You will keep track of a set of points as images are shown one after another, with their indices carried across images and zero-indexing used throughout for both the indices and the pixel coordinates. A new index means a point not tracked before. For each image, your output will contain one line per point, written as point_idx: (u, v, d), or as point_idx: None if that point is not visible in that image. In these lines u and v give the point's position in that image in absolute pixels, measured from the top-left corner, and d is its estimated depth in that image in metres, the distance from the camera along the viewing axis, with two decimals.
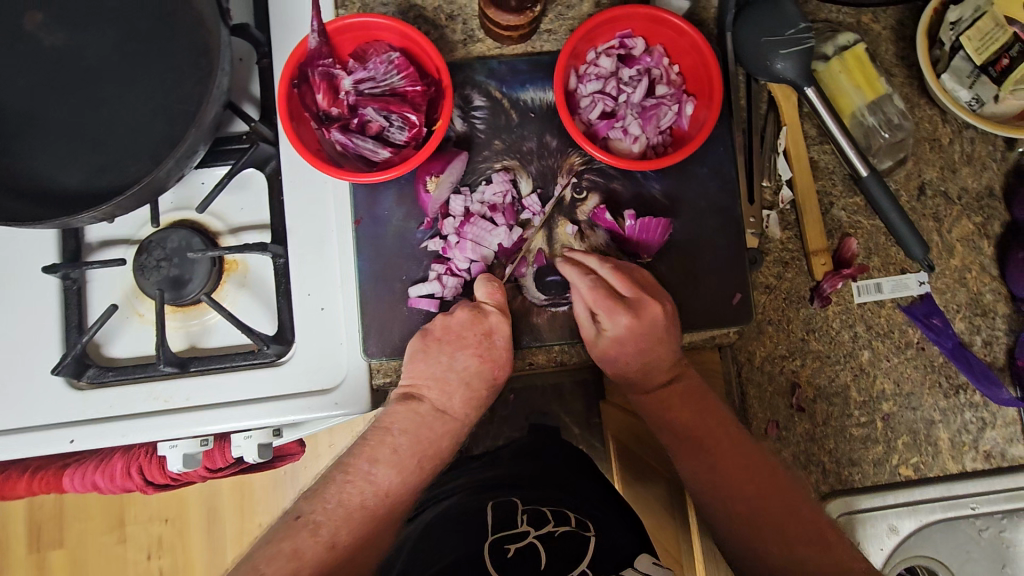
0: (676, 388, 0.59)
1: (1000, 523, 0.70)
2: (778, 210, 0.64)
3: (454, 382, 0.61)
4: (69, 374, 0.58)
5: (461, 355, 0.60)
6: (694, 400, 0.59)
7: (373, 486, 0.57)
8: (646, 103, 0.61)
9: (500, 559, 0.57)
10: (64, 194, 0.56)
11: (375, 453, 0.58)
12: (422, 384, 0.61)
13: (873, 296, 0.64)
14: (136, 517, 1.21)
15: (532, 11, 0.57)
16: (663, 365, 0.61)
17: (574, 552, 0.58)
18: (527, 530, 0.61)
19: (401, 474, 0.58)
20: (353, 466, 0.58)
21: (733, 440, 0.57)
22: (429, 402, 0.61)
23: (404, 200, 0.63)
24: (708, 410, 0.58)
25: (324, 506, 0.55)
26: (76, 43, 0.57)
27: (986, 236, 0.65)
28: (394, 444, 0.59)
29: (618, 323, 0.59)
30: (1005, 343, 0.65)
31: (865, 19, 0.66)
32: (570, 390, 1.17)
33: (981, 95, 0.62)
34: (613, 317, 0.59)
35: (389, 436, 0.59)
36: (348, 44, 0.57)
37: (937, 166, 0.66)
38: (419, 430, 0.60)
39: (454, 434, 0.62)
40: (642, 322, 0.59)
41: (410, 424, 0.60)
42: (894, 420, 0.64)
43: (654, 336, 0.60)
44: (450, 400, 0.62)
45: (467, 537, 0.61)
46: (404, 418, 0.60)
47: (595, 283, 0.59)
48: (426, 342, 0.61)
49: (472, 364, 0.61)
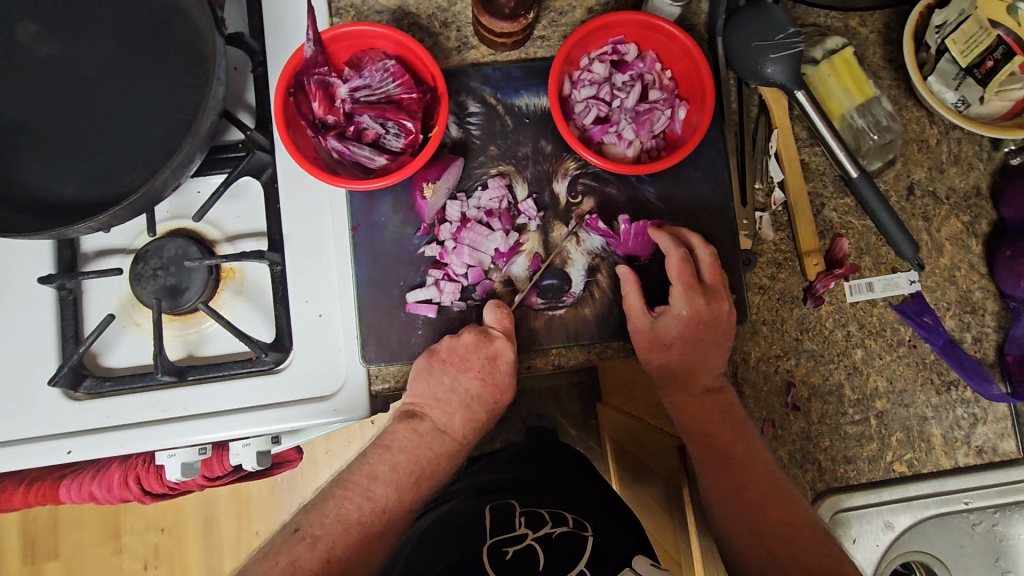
0: (714, 400, 0.62)
1: (993, 517, 0.71)
2: (770, 211, 0.65)
3: (455, 403, 0.62)
4: (66, 385, 0.58)
5: (464, 378, 0.61)
6: (733, 416, 0.61)
7: (370, 502, 0.58)
8: (640, 108, 0.62)
9: (499, 561, 0.57)
10: (61, 205, 0.56)
11: (372, 471, 0.60)
12: (423, 404, 0.62)
13: (864, 295, 0.65)
14: (133, 527, 1.20)
15: (525, 18, 0.57)
16: (710, 371, 0.62)
17: (573, 552, 0.58)
18: (525, 533, 0.61)
19: (399, 491, 0.60)
20: (353, 482, 0.59)
21: (761, 470, 0.59)
22: (430, 421, 0.62)
23: (400, 206, 0.63)
24: (738, 433, 0.60)
25: (323, 520, 0.56)
26: (70, 53, 0.57)
27: (974, 234, 0.67)
28: (394, 461, 0.60)
29: (688, 306, 0.61)
30: (995, 340, 0.66)
31: (852, 23, 0.67)
32: (567, 392, 1.17)
33: (967, 97, 0.64)
34: (682, 300, 0.61)
35: (389, 454, 0.61)
36: (343, 52, 0.58)
37: (925, 167, 0.67)
38: (417, 450, 0.61)
39: (453, 439, 0.62)
40: (703, 317, 0.61)
41: (411, 443, 0.61)
42: (888, 417, 0.65)
43: (715, 339, 0.62)
44: (450, 420, 0.62)
45: (465, 540, 0.62)
46: (404, 437, 0.62)
47: (677, 264, 0.61)
48: (431, 362, 0.61)
49: (473, 386, 0.62)
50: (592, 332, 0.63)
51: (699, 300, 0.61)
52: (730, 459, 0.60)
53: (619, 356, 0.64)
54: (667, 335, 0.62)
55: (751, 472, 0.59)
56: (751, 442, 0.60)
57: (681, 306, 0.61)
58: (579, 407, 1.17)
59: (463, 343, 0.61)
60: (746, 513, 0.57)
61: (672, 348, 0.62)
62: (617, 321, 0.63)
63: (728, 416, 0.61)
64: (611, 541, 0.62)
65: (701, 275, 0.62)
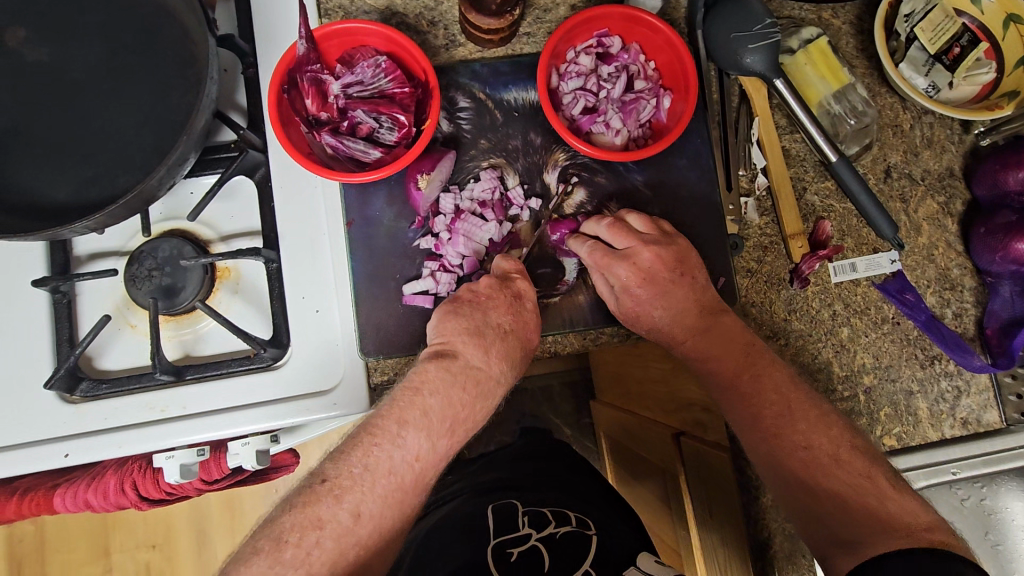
0: (729, 332, 0.61)
1: (980, 491, 0.72)
2: (754, 197, 0.67)
3: (490, 336, 0.59)
4: (61, 389, 0.58)
5: (495, 314, 0.59)
6: (749, 351, 0.61)
7: (402, 450, 0.54)
8: (626, 98, 0.63)
9: (504, 563, 0.58)
10: (54, 209, 0.56)
11: (402, 415, 0.55)
12: (456, 341, 0.59)
13: (849, 275, 0.67)
14: (123, 545, 1.18)
15: (511, 14, 0.59)
16: (690, 313, 0.63)
17: (578, 550, 0.59)
18: (529, 533, 0.62)
19: (431, 438, 0.56)
20: (381, 428, 0.55)
21: (777, 394, 0.59)
22: (463, 359, 0.58)
23: (395, 200, 0.64)
24: (748, 367, 0.60)
25: (352, 470, 0.53)
26: (59, 57, 0.58)
27: (950, 214, 0.69)
28: (425, 405, 0.56)
29: (629, 270, 0.61)
30: (974, 315, 0.68)
31: (825, 14, 0.70)
32: (559, 391, 1.19)
33: (936, 82, 0.67)
34: (616, 270, 0.61)
35: (420, 398, 0.56)
36: (334, 50, 0.59)
37: (901, 150, 0.69)
38: (449, 391, 0.57)
39: (490, 395, 0.59)
40: (644, 270, 0.61)
41: (441, 385, 0.57)
42: (875, 393, 0.67)
43: (682, 277, 0.63)
44: (486, 356, 0.59)
45: (471, 539, 0.63)
46: (435, 378, 0.57)
47: (596, 248, 0.62)
48: (457, 305, 0.60)
49: (505, 322, 0.60)
50: (587, 318, 0.65)
51: (664, 252, 0.62)
52: (743, 393, 0.60)
53: (614, 340, 0.66)
54: (651, 297, 0.62)
55: (765, 399, 0.59)
56: (763, 370, 0.60)
57: (627, 268, 0.61)
58: (572, 406, 1.19)
59: (496, 300, 0.60)
60: (762, 440, 0.58)
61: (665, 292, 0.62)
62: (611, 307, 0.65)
63: (734, 346, 0.61)
64: (615, 538, 0.63)
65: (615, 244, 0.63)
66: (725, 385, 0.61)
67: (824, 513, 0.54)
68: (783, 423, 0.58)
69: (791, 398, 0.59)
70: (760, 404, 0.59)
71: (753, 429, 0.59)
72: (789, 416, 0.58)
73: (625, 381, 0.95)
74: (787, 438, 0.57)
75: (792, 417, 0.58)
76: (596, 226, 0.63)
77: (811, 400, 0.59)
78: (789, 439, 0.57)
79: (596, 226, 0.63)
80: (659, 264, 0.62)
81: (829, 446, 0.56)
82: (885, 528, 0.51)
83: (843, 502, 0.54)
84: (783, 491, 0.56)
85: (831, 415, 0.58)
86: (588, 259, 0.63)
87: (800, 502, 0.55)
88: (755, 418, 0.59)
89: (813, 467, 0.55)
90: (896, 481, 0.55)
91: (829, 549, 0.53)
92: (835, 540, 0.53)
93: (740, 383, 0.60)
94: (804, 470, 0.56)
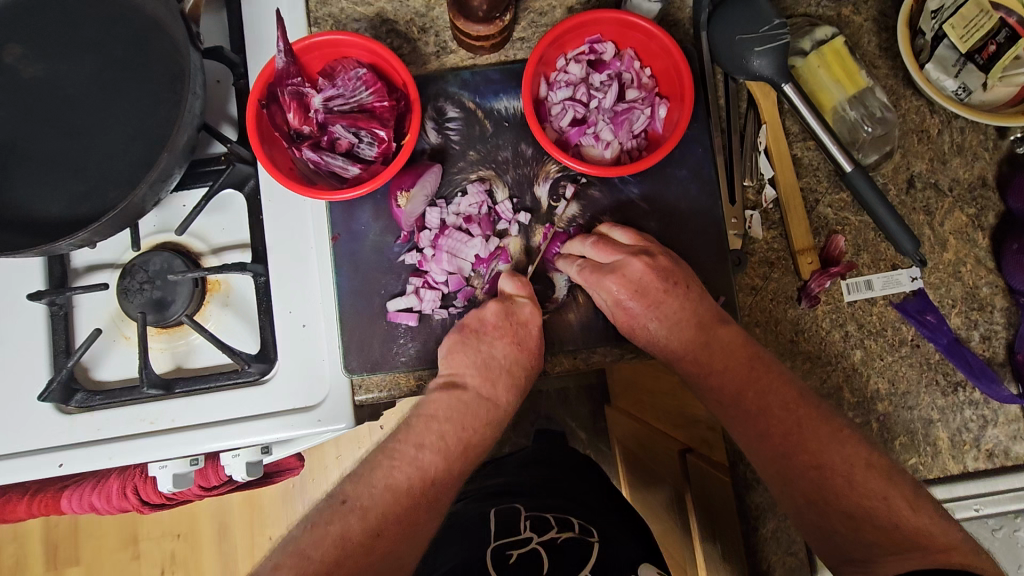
0: (732, 346, 0.57)
1: (1014, 522, 0.66)
2: (761, 210, 0.63)
3: (497, 369, 0.60)
4: (57, 400, 0.59)
5: (501, 345, 0.59)
6: (754, 370, 0.56)
7: (418, 470, 0.55)
8: (618, 108, 0.60)
9: (502, 565, 0.56)
10: (47, 223, 0.57)
11: (420, 438, 0.56)
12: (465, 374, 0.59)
13: (863, 293, 0.62)
14: (150, 533, 1.23)
15: (501, 20, 0.57)
16: (687, 326, 0.59)
17: (579, 558, 0.57)
18: (529, 537, 0.60)
19: (446, 459, 0.56)
20: (400, 451, 0.56)
21: (784, 410, 0.54)
22: (473, 391, 0.59)
23: (381, 214, 0.63)
24: (752, 384, 0.56)
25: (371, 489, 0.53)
26: (53, 73, 0.58)
27: (981, 227, 0.64)
28: (441, 429, 0.57)
29: (619, 283, 0.59)
30: (1005, 337, 0.63)
31: (845, 11, 0.64)
32: (575, 394, 1.15)
33: (968, 83, 0.61)
34: (607, 284, 0.59)
35: (435, 423, 0.57)
36: (316, 62, 0.58)
37: (926, 158, 0.64)
38: (463, 417, 0.58)
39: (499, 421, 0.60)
40: (636, 283, 0.59)
41: (456, 412, 0.58)
42: (891, 420, 0.62)
43: (681, 290, 0.59)
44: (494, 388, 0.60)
45: (471, 542, 0.62)
46: (448, 406, 0.58)
47: (585, 265, 0.60)
48: (465, 335, 0.60)
49: (510, 354, 0.60)
50: (577, 338, 0.63)
51: (661, 264, 0.60)
52: (748, 410, 0.56)
53: (607, 360, 0.64)
54: (643, 314, 0.60)
55: (772, 417, 0.55)
56: (768, 386, 0.56)
57: (617, 280, 0.59)
58: (588, 410, 1.16)
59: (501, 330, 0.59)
60: (769, 457, 0.54)
61: (661, 304, 0.59)
62: (604, 324, 0.63)
63: (734, 361, 0.57)
64: (616, 546, 0.61)
65: (602, 259, 0.60)
66: (725, 405, 0.58)
67: (835, 532, 0.50)
68: (791, 440, 0.53)
69: (800, 415, 0.54)
70: (765, 419, 0.55)
71: (760, 447, 0.55)
72: (798, 434, 0.53)
73: (637, 388, 0.92)
74: (794, 459, 0.53)
75: (801, 433, 0.53)
76: (582, 245, 0.62)
77: (821, 414, 0.54)
78: (799, 456, 0.53)
79: (580, 245, 0.62)
80: (653, 276, 0.59)
81: (842, 464, 0.51)
82: (901, 548, 0.47)
83: (856, 521, 0.50)
84: (791, 508, 0.53)
85: (847, 431, 0.53)
86: (579, 277, 0.61)
87: (809, 520, 0.52)
88: (762, 436, 0.55)
89: (826, 484, 0.51)
90: (915, 499, 0.50)
91: (841, 566, 0.50)
92: (847, 559, 0.49)
93: (744, 402, 0.56)
94: (815, 487, 0.51)
